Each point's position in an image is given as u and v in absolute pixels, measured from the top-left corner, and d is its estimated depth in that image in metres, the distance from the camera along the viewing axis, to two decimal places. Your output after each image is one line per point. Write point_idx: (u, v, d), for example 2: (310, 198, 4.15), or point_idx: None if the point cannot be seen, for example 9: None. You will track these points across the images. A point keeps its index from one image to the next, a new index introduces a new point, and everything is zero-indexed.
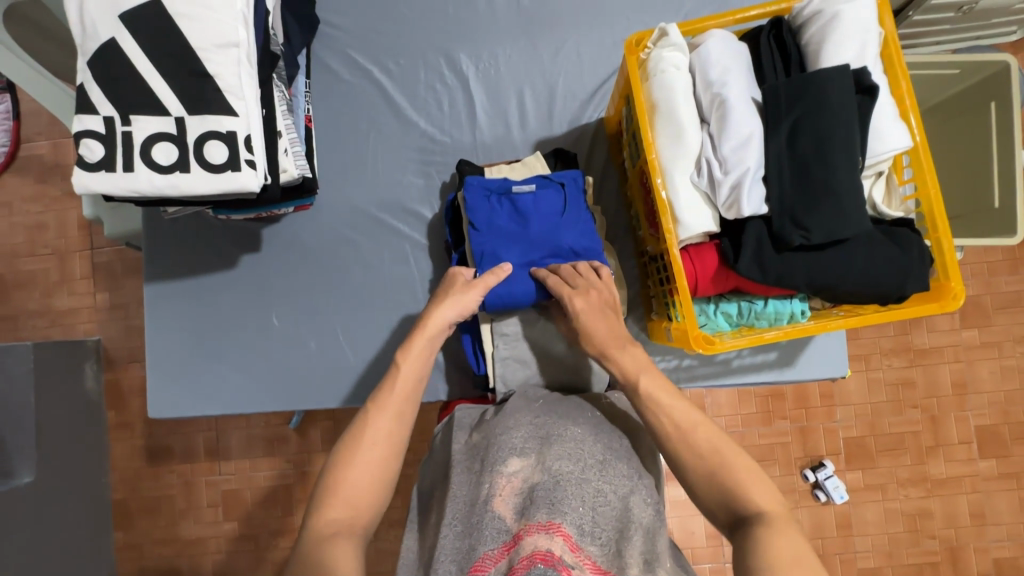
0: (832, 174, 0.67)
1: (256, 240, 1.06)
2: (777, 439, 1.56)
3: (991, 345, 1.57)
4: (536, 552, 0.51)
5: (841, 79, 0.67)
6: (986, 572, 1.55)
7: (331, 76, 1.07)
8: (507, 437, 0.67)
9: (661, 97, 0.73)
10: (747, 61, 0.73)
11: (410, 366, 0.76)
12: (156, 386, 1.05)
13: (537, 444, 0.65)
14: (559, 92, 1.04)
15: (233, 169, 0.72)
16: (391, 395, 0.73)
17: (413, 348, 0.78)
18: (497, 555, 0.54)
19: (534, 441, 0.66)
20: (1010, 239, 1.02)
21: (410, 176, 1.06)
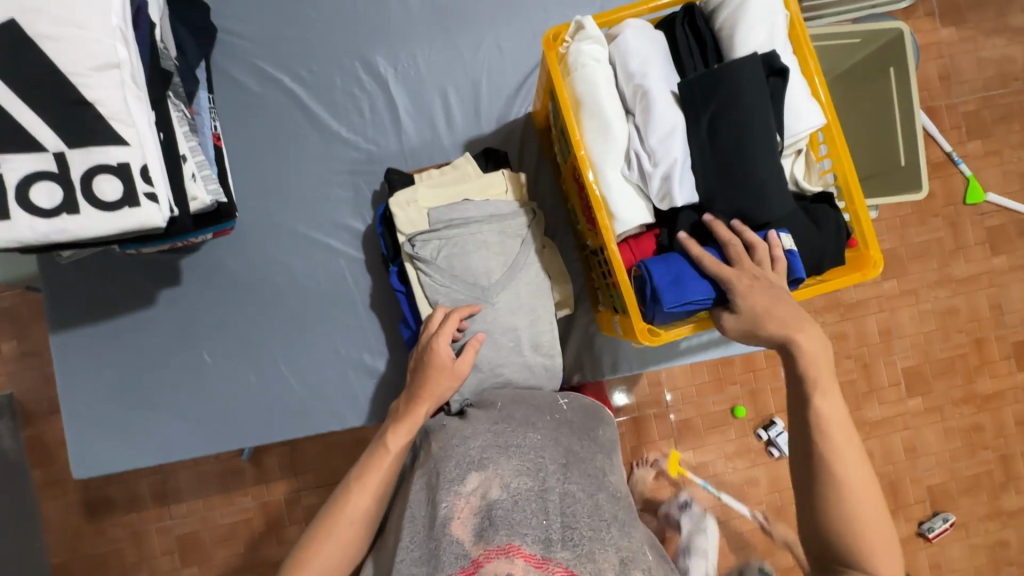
0: (753, 159, 0.68)
1: (175, 272, 0.98)
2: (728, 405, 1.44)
3: (908, 293, 1.70)
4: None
5: (753, 64, 0.68)
6: (922, 500, 1.70)
7: (238, 89, 0.99)
8: (465, 448, 0.64)
9: (585, 91, 0.72)
10: (665, 50, 0.73)
11: (393, 448, 0.72)
12: (80, 442, 0.96)
13: (495, 453, 0.63)
14: (483, 88, 1.01)
15: (131, 205, 0.65)
16: (372, 474, 0.70)
17: (400, 420, 0.73)
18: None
19: (492, 449, 0.64)
20: (915, 194, 1.07)
21: (338, 189, 1.00)
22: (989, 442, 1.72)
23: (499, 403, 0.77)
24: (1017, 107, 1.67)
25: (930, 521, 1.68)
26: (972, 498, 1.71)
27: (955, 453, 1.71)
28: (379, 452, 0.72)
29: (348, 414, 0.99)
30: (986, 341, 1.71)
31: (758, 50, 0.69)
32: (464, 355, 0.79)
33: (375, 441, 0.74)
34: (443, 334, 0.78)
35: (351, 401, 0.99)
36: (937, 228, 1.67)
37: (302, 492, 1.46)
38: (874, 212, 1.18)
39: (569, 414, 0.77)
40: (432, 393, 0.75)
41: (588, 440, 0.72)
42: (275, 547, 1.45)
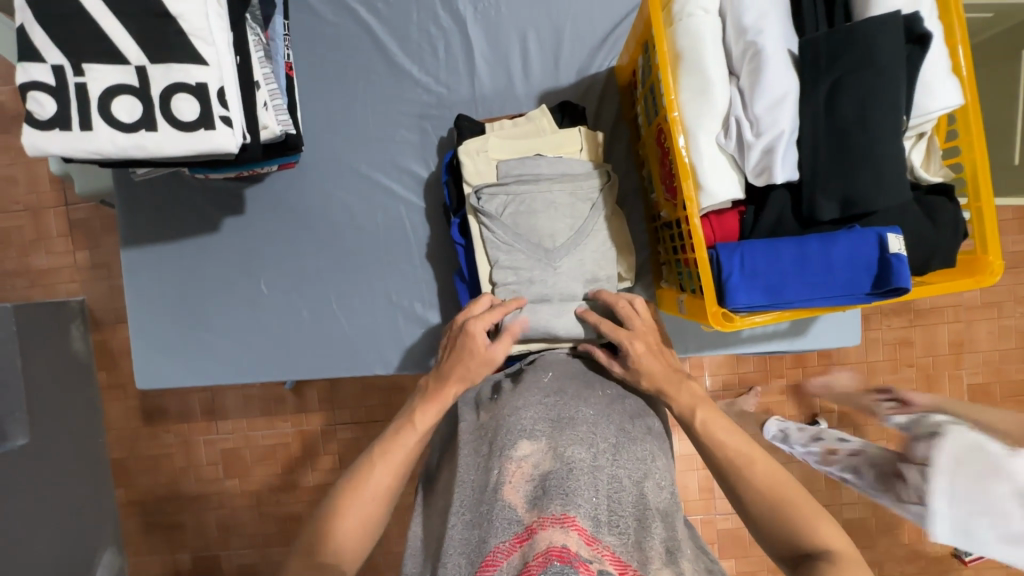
0: (873, 138, 0.60)
1: (239, 200, 0.98)
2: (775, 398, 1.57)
3: (991, 305, 1.56)
4: (551, 548, 0.48)
5: (892, 27, 0.59)
6: None
7: (312, 16, 0.96)
8: (516, 419, 0.63)
9: (687, 46, 0.65)
10: (787, 6, 0.65)
11: (418, 424, 0.71)
12: (142, 354, 1.01)
13: (547, 427, 0.62)
14: (566, 36, 0.94)
15: (207, 127, 0.64)
16: (394, 452, 0.69)
17: (429, 401, 0.72)
18: (509, 548, 0.50)
19: (544, 423, 0.63)
20: None
21: (404, 132, 0.97)
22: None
23: (551, 373, 0.75)
24: None
25: None
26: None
27: None
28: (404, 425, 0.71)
29: (392, 361, 0.99)
30: None
31: (900, 12, 0.60)
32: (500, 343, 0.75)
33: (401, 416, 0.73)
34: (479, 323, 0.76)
35: (396, 348, 0.99)
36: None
37: (337, 426, 1.51)
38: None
39: (619, 392, 0.74)
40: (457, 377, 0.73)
41: (639, 422, 0.69)
42: (308, 473, 1.52)
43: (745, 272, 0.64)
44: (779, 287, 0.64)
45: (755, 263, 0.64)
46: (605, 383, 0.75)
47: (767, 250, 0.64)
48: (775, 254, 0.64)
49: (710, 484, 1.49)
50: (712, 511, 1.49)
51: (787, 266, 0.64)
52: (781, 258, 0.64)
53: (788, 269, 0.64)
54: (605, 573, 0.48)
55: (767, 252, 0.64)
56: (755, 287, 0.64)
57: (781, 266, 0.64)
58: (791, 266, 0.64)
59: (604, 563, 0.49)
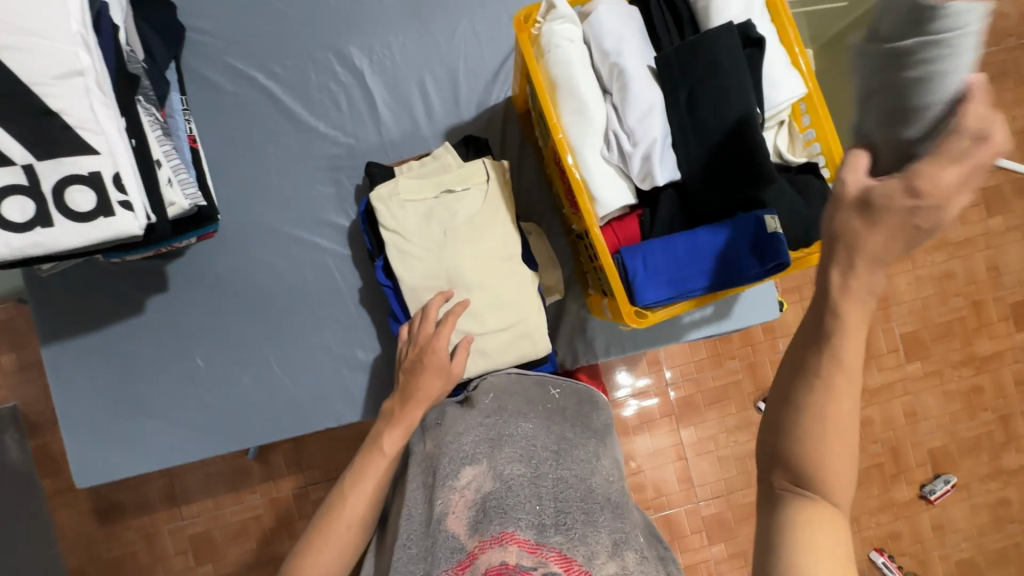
0: (733, 133, 0.67)
1: (162, 278, 0.97)
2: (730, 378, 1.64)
3: (904, 259, 1.70)
4: (490, 568, 0.50)
5: (730, 37, 0.66)
6: (924, 463, 1.72)
7: (210, 89, 0.98)
8: (458, 445, 0.65)
9: (560, 72, 0.71)
10: (640, 26, 0.71)
11: (387, 449, 0.74)
12: (83, 452, 0.97)
13: (487, 445, 0.64)
14: (460, 75, 1.00)
15: (107, 214, 0.64)
16: (365, 480, 0.72)
17: (394, 425, 0.75)
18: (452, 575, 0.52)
19: (484, 444, 0.64)
20: None
21: (320, 186, 0.99)
22: (988, 403, 1.74)
23: (492, 394, 0.77)
24: (1008, 66, 1.67)
25: (932, 484, 1.70)
26: (973, 458, 1.74)
27: (954, 416, 1.73)
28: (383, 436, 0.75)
29: (344, 411, 0.99)
30: (984, 303, 1.72)
31: (735, 22, 0.67)
32: (458, 358, 0.81)
33: (369, 442, 0.75)
34: (441, 338, 0.79)
35: (346, 399, 0.99)
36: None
37: (311, 486, 1.47)
38: (867, 178, 1.16)
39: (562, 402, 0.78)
40: (425, 397, 0.77)
41: (583, 425, 0.74)
42: (288, 542, 1.47)
43: (647, 264, 0.70)
44: (679, 280, 0.70)
45: (654, 257, 0.70)
46: (548, 396, 0.78)
47: (664, 248, 0.70)
48: (672, 242, 0.70)
49: (688, 474, 1.56)
50: (694, 499, 1.54)
51: (687, 249, 0.70)
52: (679, 247, 0.70)
53: (686, 250, 0.70)
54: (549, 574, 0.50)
55: (664, 244, 0.70)
56: (658, 283, 0.69)
57: (680, 252, 0.69)
58: (690, 251, 0.70)
59: (549, 564, 0.52)
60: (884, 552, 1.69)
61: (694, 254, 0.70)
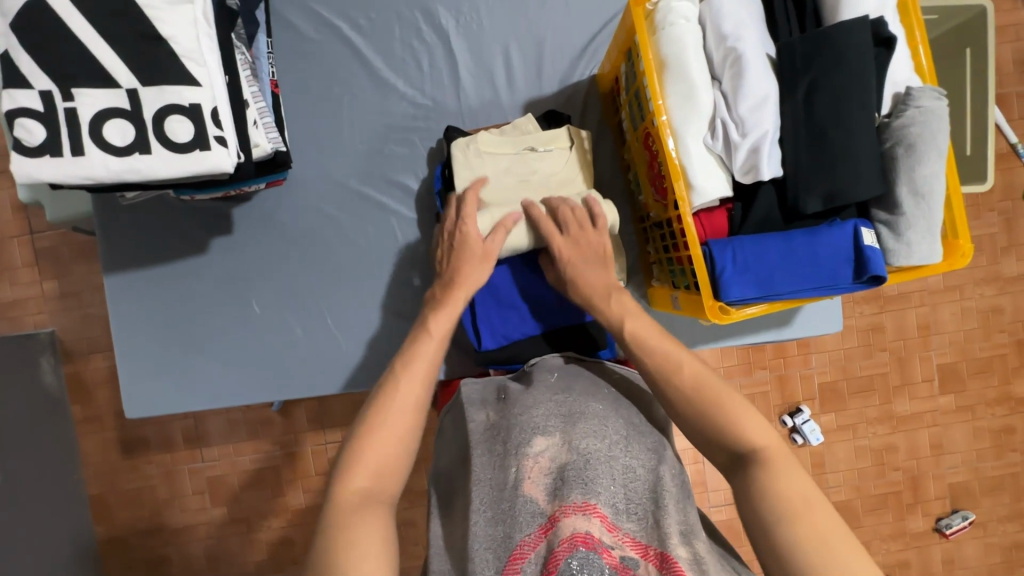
0: (849, 132, 0.64)
1: (225, 220, 0.97)
2: (757, 388, 1.63)
3: (953, 288, 1.66)
4: (575, 534, 0.53)
5: (860, 33, 0.63)
6: (942, 498, 1.69)
7: (294, 35, 0.96)
8: (529, 416, 0.65)
9: (671, 52, 0.68)
10: (762, 13, 0.68)
11: (434, 331, 0.72)
12: (129, 382, 0.98)
13: (558, 420, 0.65)
14: (547, 47, 0.97)
15: (202, 147, 0.63)
16: (417, 363, 0.68)
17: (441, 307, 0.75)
18: (535, 540, 0.55)
19: (558, 418, 0.65)
20: (981, 185, 1.02)
21: (390, 144, 0.98)
22: (1018, 444, 1.71)
23: (556, 372, 0.75)
24: None
25: (948, 518, 1.68)
26: (993, 499, 1.71)
27: (981, 454, 1.70)
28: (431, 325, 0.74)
29: (390, 375, 0.99)
30: None
31: (868, 16, 0.64)
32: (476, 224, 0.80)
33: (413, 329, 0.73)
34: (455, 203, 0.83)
35: (393, 362, 0.99)
36: (990, 223, 1.63)
37: (330, 444, 1.49)
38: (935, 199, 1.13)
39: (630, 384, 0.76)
40: (466, 282, 0.77)
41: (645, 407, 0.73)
42: (301, 494, 1.49)
43: (735, 258, 0.67)
44: (769, 281, 0.67)
45: (743, 252, 0.67)
46: (612, 375, 0.77)
47: (756, 246, 0.67)
48: (761, 241, 0.68)
49: (702, 478, 1.53)
50: (706, 504, 1.51)
51: (776, 249, 0.67)
52: (769, 246, 0.68)
53: (777, 249, 0.68)
54: (626, 559, 0.54)
55: (754, 241, 0.68)
56: (746, 281, 0.67)
57: (769, 250, 0.67)
58: (780, 251, 0.67)
59: (625, 549, 0.55)
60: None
61: (785, 254, 0.67)
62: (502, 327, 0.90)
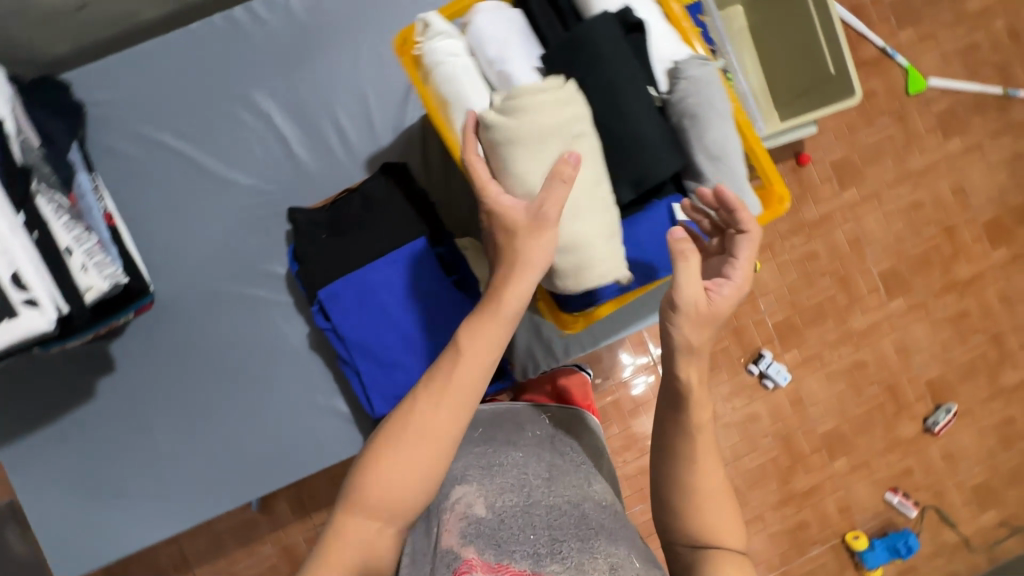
0: (629, 120, 0.66)
1: (106, 359, 0.96)
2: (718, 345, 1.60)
3: (870, 199, 1.66)
4: None
5: (607, 25, 0.65)
6: (924, 397, 1.70)
7: (122, 162, 0.96)
8: (451, 474, 0.72)
9: (447, 90, 0.69)
10: (522, 29, 0.70)
11: (485, 342, 0.58)
12: (57, 545, 0.95)
13: (480, 475, 0.71)
14: (371, 102, 0.98)
15: (11, 316, 0.65)
16: (456, 377, 0.57)
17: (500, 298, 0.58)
18: None
19: (479, 472, 0.71)
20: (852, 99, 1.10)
21: (248, 238, 0.98)
22: (978, 325, 1.72)
23: (480, 429, 0.82)
24: None
25: (934, 416, 1.68)
26: (972, 383, 1.72)
27: (945, 344, 1.70)
28: (489, 315, 0.58)
29: (316, 461, 0.98)
30: (957, 228, 1.70)
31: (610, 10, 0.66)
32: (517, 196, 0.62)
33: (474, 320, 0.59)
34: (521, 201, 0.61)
35: (315, 448, 0.98)
36: (888, 126, 1.64)
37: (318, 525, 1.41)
38: (815, 125, 1.22)
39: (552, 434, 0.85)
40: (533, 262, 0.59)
41: (570, 457, 0.80)
42: None
43: None
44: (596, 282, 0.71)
45: None
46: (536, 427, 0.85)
47: None
48: None
49: None
50: None
51: None
52: None
53: None
54: None
55: None
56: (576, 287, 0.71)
57: None
58: None
59: None
60: (898, 491, 1.67)
61: None
62: (391, 386, 0.85)
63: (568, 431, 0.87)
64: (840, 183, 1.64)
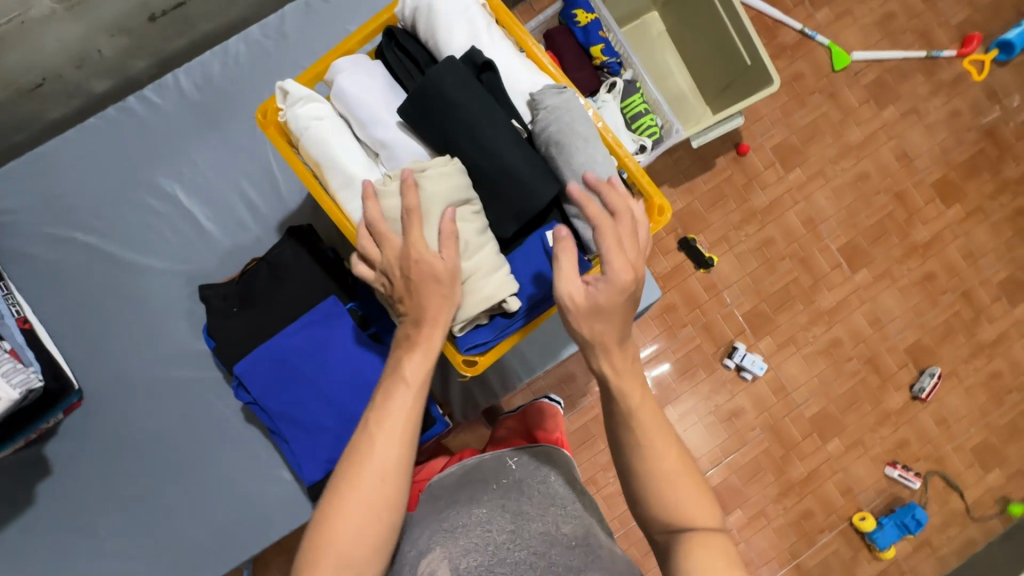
0: (497, 155, 0.67)
1: (43, 462, 0.94)
2: (688, 347, 1.50)
3: (816, 175, 1.54)
4: None
5: (457, 70, 0.66)
6: (905, 365, 1.54)
7: (39, 262, 0.96)
8: (412, 544, 0.70)
9: (317, 156, 0.71)
10: (382, 87, 0.72)
11: (410, 379, 0.63)
12: None
13: (441, 538, 0.69)
14: (275, 168, 0.99)
15: None
16: (390, 417, 0.62)
17: (413, 347, 0.65)
18: None
19: (440, 535, 0.70)
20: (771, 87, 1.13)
21: (172, 319, 0.97)
22: (946, 285, 1.56)
23: (440, 495, 0.81)
24: None
25: (919, 382, 1.52)
26: (951, 343, 1.56)
27: (918, 308, 1.56)
28: (395, 384, 0.64)
29: (267, 533, 0.95)
30: (906, 192, 1.56)
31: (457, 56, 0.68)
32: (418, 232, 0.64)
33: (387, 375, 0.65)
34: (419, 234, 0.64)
35: (264, 521, 0.95)
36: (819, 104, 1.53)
37: None
38: (741, 116, 1.26)
39: (519, 477, 0.82)
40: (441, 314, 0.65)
41: (539, 495, 0.78)
42: None
43: None
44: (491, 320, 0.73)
45: None
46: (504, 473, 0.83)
47: None
48: None
49: None
50: None
51: None
52: None
53: None
54: None
55: None
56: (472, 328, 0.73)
57: None
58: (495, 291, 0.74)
59: None
60: (896, 463, 1.51)
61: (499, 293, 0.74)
62: (320, 452, 0.85)
63: (537, 469, 0.85)
64: (782, 164, 1.54)
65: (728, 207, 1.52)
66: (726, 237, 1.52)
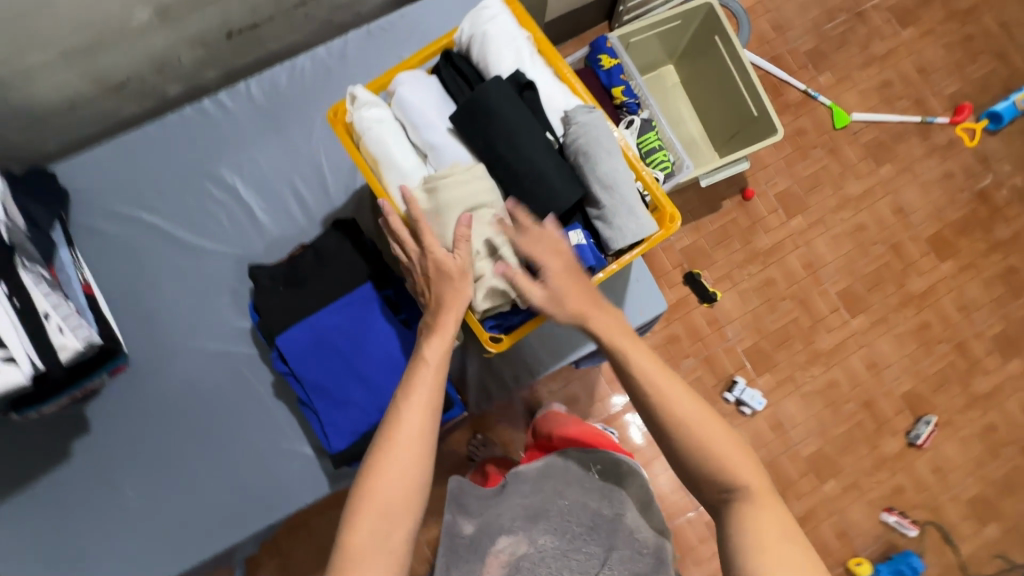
0: (531, 161, 0.77)
1: (82, 420, 1.01)
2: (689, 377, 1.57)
3: (816, 224, 1.65)
4: None
5: (503, 86, 0.78)
6: (902, 411, 1.59)
7: (104, 237, 1.06)
8: (502, 517, 0.86)
9: (376, 151, 0.82)
10: (436, 98, 0.84)
11: (431, 357, 0.72)
12: None
13: (524, 521, 0.84)
14: (325, 170, 1.10)
15: None
16: (416, 391, 0.69)
17: (433, 331, 0.73)
18: None
19: (522, 518, 0.85)
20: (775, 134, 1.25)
21: (216, 297, 1.06)
22: (943, 335, 1.63)
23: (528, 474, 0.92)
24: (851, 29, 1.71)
25: (916, 429, 1.57)
26: (946, 393, 1.61)
27: (914, 357, 1.62)
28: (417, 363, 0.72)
29: (281, 507, 1.00)
30: (902, 244, 1.66)
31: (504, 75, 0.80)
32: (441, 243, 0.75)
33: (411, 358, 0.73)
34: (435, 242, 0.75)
35: (280, 495, 1.00)
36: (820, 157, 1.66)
37: None
38: (748, 160, 1.38)
39: (599, 482, 0.90)
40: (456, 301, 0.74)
41: (614, 498, 0.88)
42: None
43: None
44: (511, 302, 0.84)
45: None
46: (587, 475, 0.91)
47: None
48: None
49: None
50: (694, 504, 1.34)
51: None
52: None
53: None
54: None
55: None
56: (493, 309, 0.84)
57: None
58: None
59: None
60: (893, 509, 1.54)
61: None
62: (347, 423, 0.92)
63: (620, 473, 0.92)
64: (785, 211, 1.65)
65: (733, 249, 1.62)
66: (727, 274, 1.61)
